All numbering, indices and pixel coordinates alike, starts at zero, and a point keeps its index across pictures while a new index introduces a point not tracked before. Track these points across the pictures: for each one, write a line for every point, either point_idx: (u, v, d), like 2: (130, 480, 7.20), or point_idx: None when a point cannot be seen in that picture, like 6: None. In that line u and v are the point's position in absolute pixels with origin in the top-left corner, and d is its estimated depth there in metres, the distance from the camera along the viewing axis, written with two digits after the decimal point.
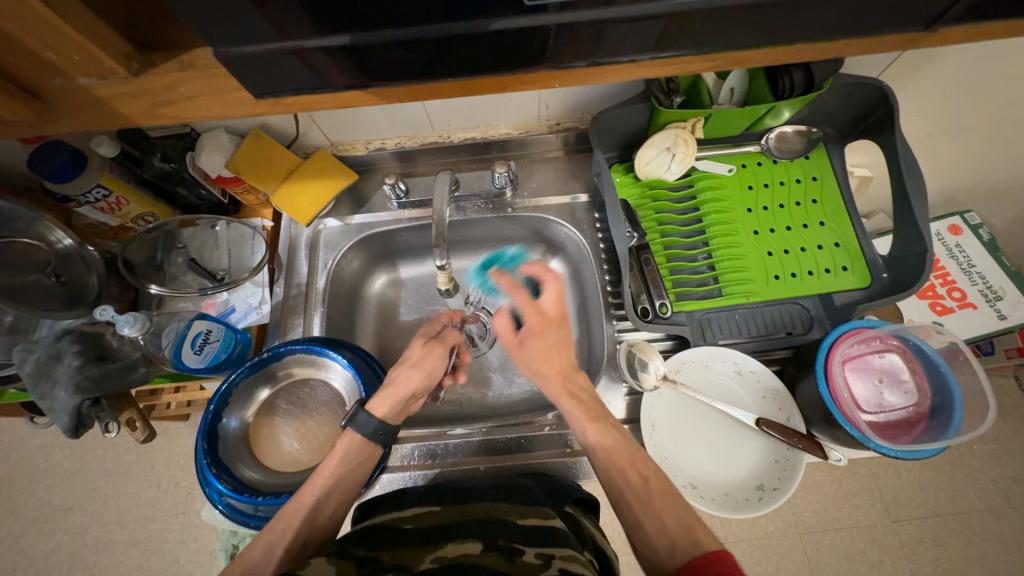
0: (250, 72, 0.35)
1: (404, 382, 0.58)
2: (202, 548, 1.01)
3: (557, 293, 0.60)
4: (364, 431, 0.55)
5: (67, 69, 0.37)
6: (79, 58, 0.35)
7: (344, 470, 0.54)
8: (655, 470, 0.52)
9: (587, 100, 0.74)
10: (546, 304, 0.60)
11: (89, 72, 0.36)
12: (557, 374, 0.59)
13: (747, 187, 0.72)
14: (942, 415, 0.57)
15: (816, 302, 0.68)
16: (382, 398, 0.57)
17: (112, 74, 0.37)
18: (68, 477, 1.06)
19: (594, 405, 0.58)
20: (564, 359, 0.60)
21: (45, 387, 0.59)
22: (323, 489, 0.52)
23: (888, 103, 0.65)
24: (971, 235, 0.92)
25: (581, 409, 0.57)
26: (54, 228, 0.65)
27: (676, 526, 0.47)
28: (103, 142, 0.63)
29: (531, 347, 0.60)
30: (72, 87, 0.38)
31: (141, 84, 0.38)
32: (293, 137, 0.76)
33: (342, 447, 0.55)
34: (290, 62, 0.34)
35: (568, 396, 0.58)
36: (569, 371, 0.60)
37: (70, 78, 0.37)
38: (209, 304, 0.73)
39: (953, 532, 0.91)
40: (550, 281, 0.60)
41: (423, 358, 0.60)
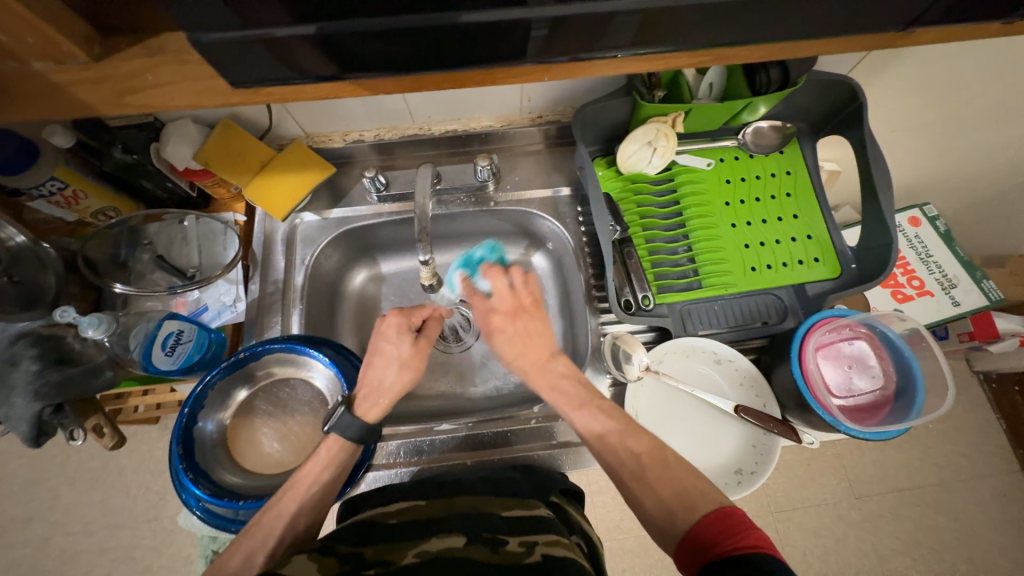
0: (222, 61, 0.33)
1: (397, 386, 0.56)
2: (177, 553, 0.98)
3: (502, 288, 0.59)
4: (348, 434, 0.54)
5: (21, 54, 0.34)
6: (34, 40, 0.33)
7: (331, 475, 0.53)
8: (650, 449, 0.51)
9: (569, 94, 0.74)
10: (496, 301, 0.59)
11: (45, 56, 0.34)
12: (532, 367, 0.58)
13: (725, 181, 0.74)
14: (906, 398, 0.61)
15: (790, 292, 0.70)
16: (373, 403, 0.56)
17: (72, 58, 0.35)
18: (27, 486, 1.00)
19: (577, 390, 0.56)
20: (534, 351, 0.58)
21: (0, 393, 0.56)
22: (307, 496, 0.51)
23: (858, 100, 0.67)
24: (929, 227, 0.97)
25: (560, 398, 0.56)
26: (4, 223, 0.60)
27: (672, 497, 0.46)
28: (56, 131, 0.59)
29: (501, 347, 0.59)
30: (20, 71, 0.35)
31: (104, 70, 0.36)
32: (266, 128, 0.73)
33: (328, 452, 0.54)
34: (262, 51, 0.33)
35: (547, 386, 0.57)
36: (541, 360, 0.58)
37: (23, 62, 0.34)
38: (179, 303, 0.70)
39: (910, 506, 0.97)
40: (494, 276, 0.59)
41: (415, 358, 0.58)
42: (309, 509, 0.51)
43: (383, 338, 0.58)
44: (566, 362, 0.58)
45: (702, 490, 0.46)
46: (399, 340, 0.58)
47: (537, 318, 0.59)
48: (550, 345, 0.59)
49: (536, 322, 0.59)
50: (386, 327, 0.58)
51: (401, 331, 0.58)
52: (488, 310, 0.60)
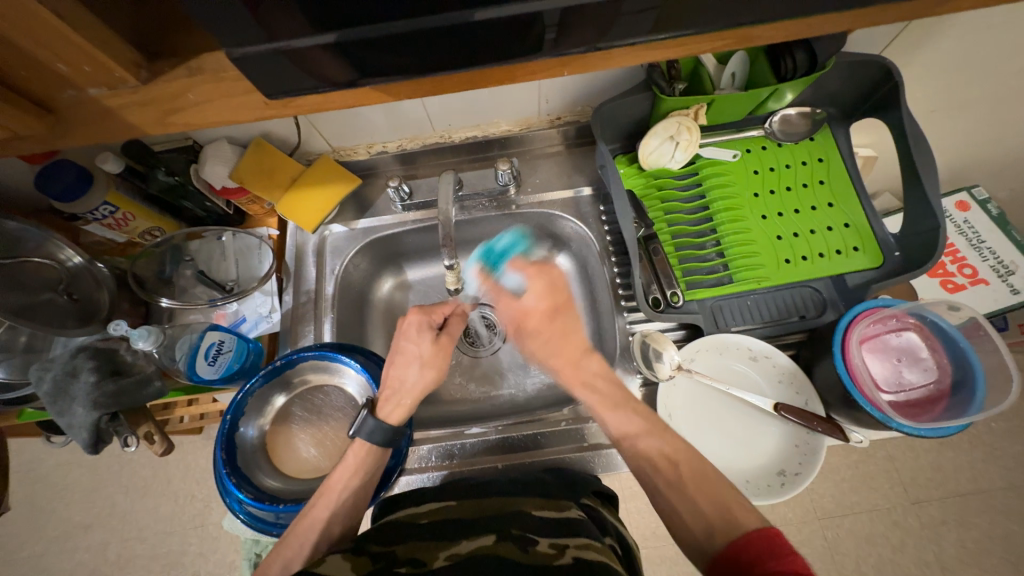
0: (255, 73, 0.35)
1: (420, 385, 0.57)
2: (222, 559, 1.02)
3: (540, 285, 0.61)
4: (373, 438, 0.55)
5: (78, 80, 0.37)
6: (88, 67, 0.36)
7: (360, 483, 0.54)
8: (681, 449, 0.50)
9: (587, 93, 0.74)
10: (532, 300, 0.61)
11: (97, 81, 0.37)
12: (567, 366, 0.59)
13: (753, 172, 0.72)
14: (963, 392, 0.57)
15: (828, 284, 0.67)
16: (394, 405, 0.57)
17: (122, 83, 0.38)
18: (87, 494, 1.07)
19: (611, 389, 0.57)
20: (569, 348, 0.59)
21: (63, 404, 0.60)
22: (339, 503, 0.52)
23: (893, 79, 0.64)
24: (979, 211, 0.91)
25: (595, 396, 0.57)
26: (63, 245, 0.65)
27: (712, 510, 0.44)
28: (108, 158, 0.63)
29: (535, 345, 0.61)
30: (82, 98, 0.38)
31: (148, 91, 0.38)
32: (295, 145, 0.77)
33: (356, 457, 0.55)
34: (290, 62, 0.34)
35: (580, 384, 0.58)
36: (576, 359, 0.59)
37: (81, 89, 0.38)
38: (219, 315, 0.74)
39: (976, 512, 0.90)
40: (531, 275, 0.61)
41: (437, 357, 0.58)
42: (343, 515, 0.52)
43: (405, 337, 0.59)
44: (599, 362, 0.59)
45: (746, 507, 0.43)
46: (420, 339, 0.58)
47: (569, 318, 0.61)
48: (584, 343, 0.60)
49: (572, 321, 0.61)
50: (408, 326, 0.59)
51: (421, 329, 0.59)
52: (523, 311, 0.62)
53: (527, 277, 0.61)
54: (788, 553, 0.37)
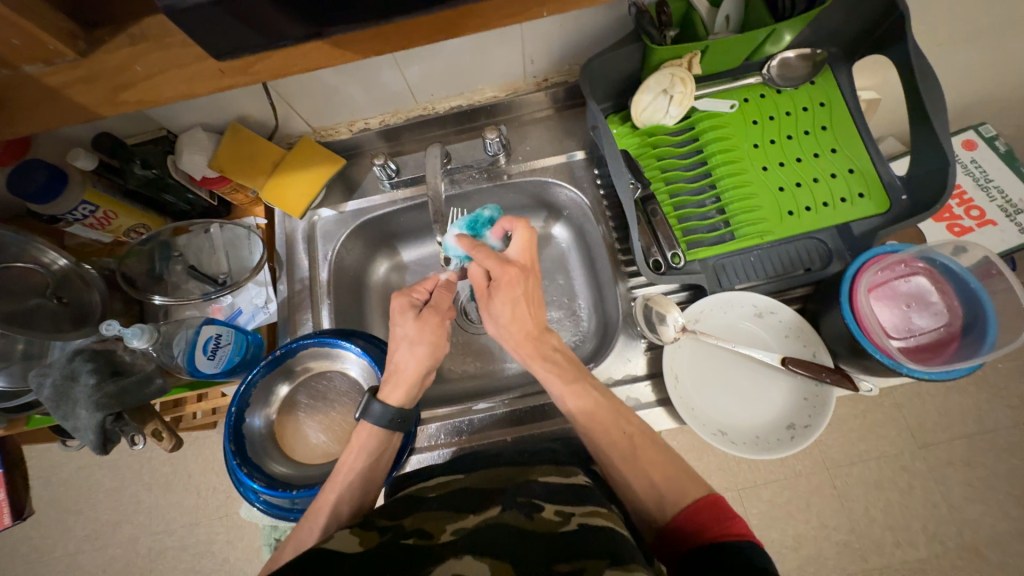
0: (201, 33, 0.32)
1: (415, 362, 0.56)
2: (249, 545, 1.04)
3: (527, 242, 0.57)
4: (380, 421, 0.55)
5: (11, 58, 0.34)
6: (19, 41, 0.33)
7: (365, 462, 0.54)
8: (644, 431, 0.51)
9: (574, 49, 0.70)
10: (514, 255, 0.56)
11: (34, 58, 0.35)
12: (525, 339, 0.55)
13: (752, 121, 0.69)
14: (975, 333, 0.55)
15: (834, 234, 0.65)
16: (395, 386, 0.56)
17: (59, 56, 0.35)
18: (111, 494, 1.09)
19: (570, 368, 0.55)
20: (534, 318, 0.56)
21: (67, 408, 0.59)
22: (346, 484, 0.53)
23: (898, 10, 0.60)
24: (986, 149, 0.88)
25: (555, 372, 0.54)
26: (45, 249, 0.63)
27: (664, 483, 0.46)
28: (79, 154, 0.61)
29: (498, 304, 0.55)
30: (18, 78, 0.36)
31: (91, 65, 0.36)
32: (274, 128, 0.74)
33: (361, 439, 0.55)
34: (239, 22, 0.32)
35: (539, 357, 0.55)
36: (535, 330, 0.55)
37: (14, 68, 0.35)
38: (215, 308, 0.73)
39: (982, 452, 0.90)
40: (521, 228, 0.57)
41: (424, 334, 0.56)
42: (349, 496, 0.52)
43: (393, 321, 0.58)
44: (558, 339, 0.58)
45: (692, 478, 0.46)
46: (405, 320, 0.57)
47: (536, 284, 0.57)
48: (542, 320, 0.57)
49: (537, 293, 0.57)
50: (393, 309, 0.58)
51: (405, 311, 0.57)
52: (504, 261, 0.55)
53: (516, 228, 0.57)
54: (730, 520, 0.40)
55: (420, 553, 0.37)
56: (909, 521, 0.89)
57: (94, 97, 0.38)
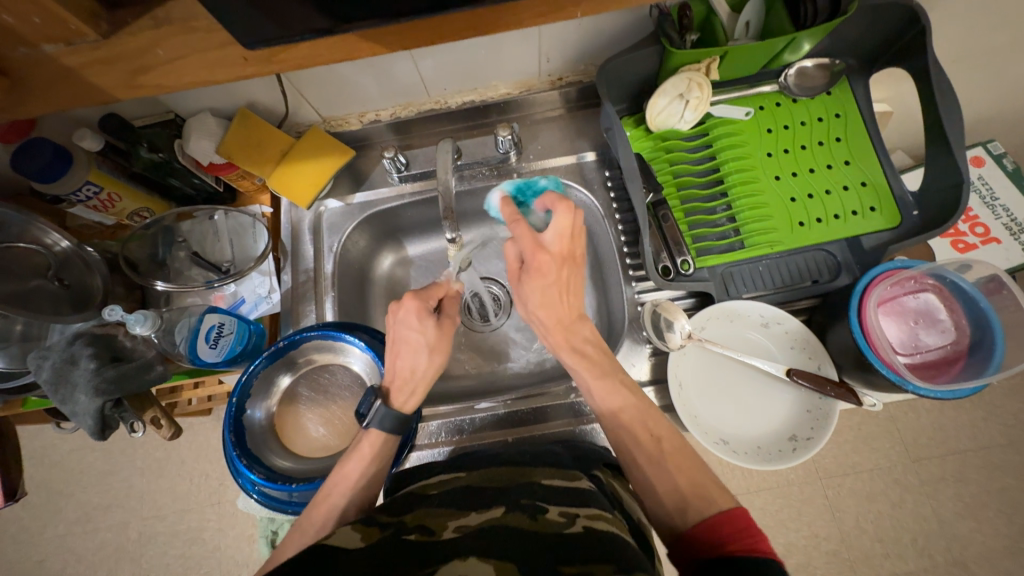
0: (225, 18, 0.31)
1: (428, 373, 0.56)
2: (241, 534, 1.04)
3: (565, 227, 0.54)
4: (386, 425, 0.54)
5: (30, 36, 0.34)
6: (39, 19, 0.32)
7: (376, 470, 0.54)
8: (674, 433, 0.51)
9: (590, 49, 0.69)
10: (550, 240, 0.55)
11: (53, 37, 0.34)
12: (557, 325, 0.56)
13: (766, 130, 0.68)
14: (981, 352, 0.56)
15: (843, 247, 0.65)
16: (409, 394, 0.56)
17: (80, 36, 0.35)
18: (103, 477, 1.08)
19: (602, 360, 0.56)
20: (566, 308, 0.56)
21: (65, 391, 0.59)
22: (354, 488, 0.52)
23: (920, 24, 0.59)
24: (994, 166, 0.88)
25: (583, 362, 0.55)
26: (48, 230, 0.63)
27: (690, 487, 0.46)
28: (86, 136, 0.60)
29: (531, 288, 0.55)
30: (35, 56, 0.35)
31: (111, 47, 0.36)
32: (283, 116, 0.73)
33: (372, 447, 0.54)
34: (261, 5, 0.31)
35: (569, 347, 0.56)
36: (569, 320, 0.56)
37: (33, 47, 0.35)
38: (217, 297, 0.72)
39: (974, 467, 0.91)
40: (561, 212, 0.54)
41: (442, 341, 0.57)
42: (357, 503, 0.52)
43: (406, 319, 0.56)
44: (591, 329, 0.58)
45: (719, 486, 0.46)
46: (422, 326, 0.56)
47: (571, 271, 0.56)
48: (577, 310, 0.57)
49: (574, 278, 0.57)
50: (405, 312, 0.56)
51: (423, 316, 0.56)
52: (537, 244, 0.54)
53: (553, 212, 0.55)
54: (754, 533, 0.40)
55: (422, 549, 0.37)
56: (898, 533, 0.89)
57: (112, 80, 0.37)
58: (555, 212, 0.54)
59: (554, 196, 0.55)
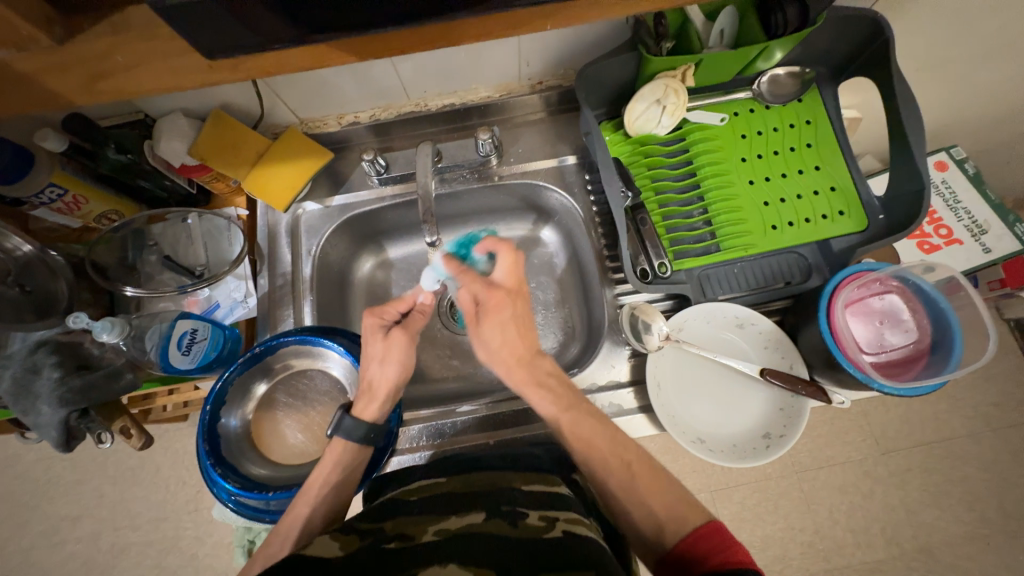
0: (190, 28, 0.31)
1: (384, 381, 0.55)
2: (219, 542, 1.02)
3: (511, 264, 0.56)
4: (351, 435, 0.54)
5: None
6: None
7: (339, 476, 0.54)
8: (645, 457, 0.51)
9: (570, 54, 0.70)
10: (500, 278, 0.56)
11: (6, 44, 0.33)
12: (519, 363, 0.55)
13: (740, 136, 0.70)
14: (941, 351, 0.58)
15: (814, 249, 0.67)
16: (369, 401, 0.56)
17: (33, 42, 0.33)
18: (72, 487, 1.04)
19: (564, 392, 0.55)
20: (525, 343, 0.55)
21: (27, 402, 0.57)
22: (318, 498, 0.52)
23: (884, 35, 0.61)
24: (957, 170, 0.92)
25: (548, 397, 0.54)
26: (8, 234, 0.60)
27: (665, 512, 0.46)
28: (48, 135, 0.58)
29: (488, 331, 0.55)
30: None
31: (69, 53, 0.35)
32: (259, 117, 0.71)
33: (334, 455, 0.54)
34: (227, 13, 0.30)
35: (534, 383, 0.55)
36: (527, 355, 0.55)
37: None
38: (190, 302, 0.70)
39: (939, 459, 0.95)
40: (503, 252, 0.56)
41: (393, 352, 0.56)
42: (322, 511, 0.52)
43: (363, 341, 0.57)
44: (551, 362, 0.57)
45: (691, 504, 0.47)
46: (375, 339, 0.56)
47: (525, 306, 0.56)
48: (534, 344, 0.56)
49: (528, 313, 0.56)
50: (362, 329, 0.57)
51: (375, 331, 0.56)
52: (489, 284, 0.55)
53: (498, 252, 0.56)
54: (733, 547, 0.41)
55: (401, 555, 0.37)
56: (868, 523, 0.93)
57: (70, 86, 0.36)
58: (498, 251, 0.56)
59: (495, 240, 0.56)
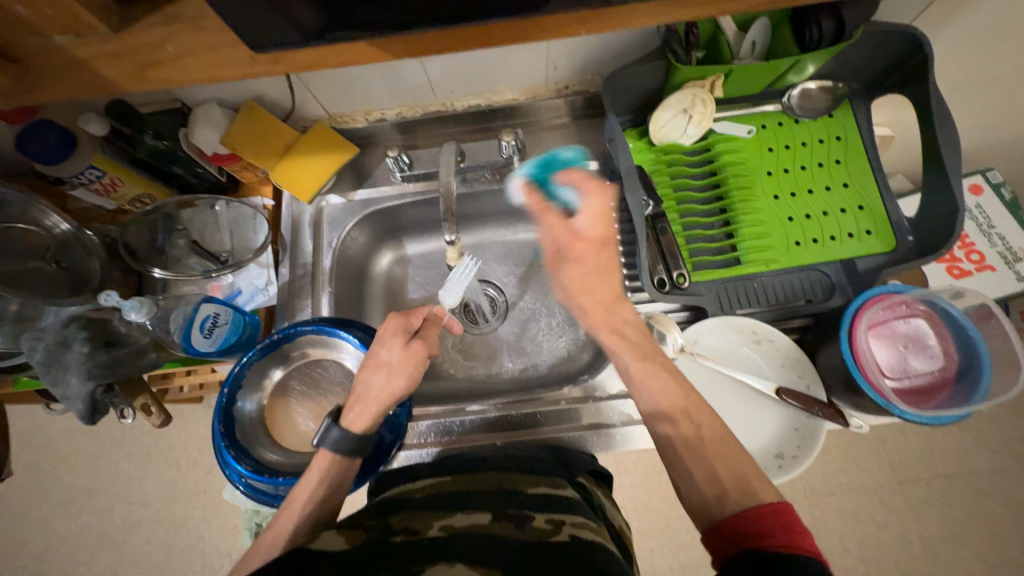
0: (236, 21, 0.33)
1: (388, 392, 0.54)
2: (226, 523, 1.04)
3: (596, 208, 0.56)
4: (339, 448, 0.53)
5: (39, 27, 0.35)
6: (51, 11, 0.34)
7: (325, 492, 0.52)
8: None
9: (597, 60, 0.70)
10: (584, 226, 0.57)
11: (65, 28, 0.36)
12: (597, 305, 0.57)
13: (767, 149, 0.69)
14: (969, 380, 0.56)
15: (838, 268, 0.66)
16: (361, 411, 0.55)
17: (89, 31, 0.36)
18: (90, 460, 1.08)
19: (642, 341, 0.54)
20: (604, 288, 0.57)
21: (57, 374, 0.59)
22: (304, 513, 0.51)
23: (922, 52, 0.60)
24: (992, 194, 0.89)
25: (624, 345, 0.54)
26: (48, 212, 0.63)
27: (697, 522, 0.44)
28: (91, 120, 0.60)
29: (569, 278, 0.58)
30: (47, 45, 0.37)
31: (123, 41, 0.37)
32: (289, 110, 0.73)
33: (320, 469, 0.52)
34: (274, 9, 0.32)
35: (607, 328, 0.56)
36: (611, 301, 0.57)
37: (46, 36, 0.37)
38: (214, 287, 0.72)
39: (960, 492, 0.92)
40: (592, 195, 0.56)
41: (406, 364, 0.55)
42: (307, 526, 0.50)
43: (381, 343, 0.57)
44: (631, 311, 0.57)
45: None
46: (393, 343, 0.56)
47: (607, 255, 0.58)
48: (619, 289, 0.57)
49: (608, 259, 0.58)
50: (384, 331, 0.57)
51: (395, 335, 0.56)
52: (566, 235, 0.58)
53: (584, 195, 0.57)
54: (797, 532, 0.37)
55: (409, 549, 0.38)
56: (881, 554, 0.90)
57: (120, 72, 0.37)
58: (584, 194, 0.57)
59: (580, 176, 0.58)
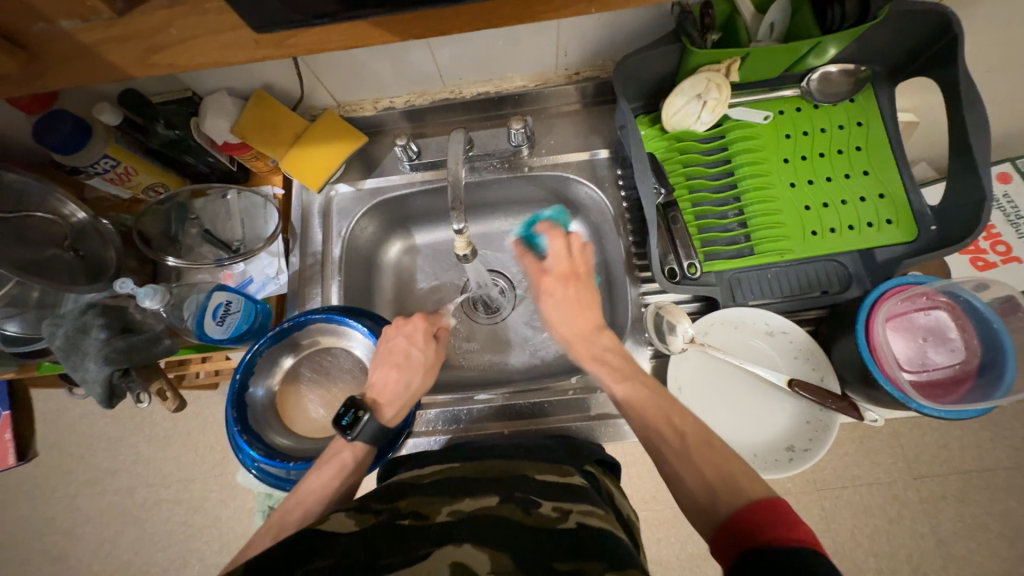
0: (240, 3, 0.32)
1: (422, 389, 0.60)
2: (241, 505, 1.06)
3: (561, 250, 0.66)
4: (374, 437, 0.55)
5: (45, 10, 0.35)
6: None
7: (355, 478, 0.53)
8: None
9: (610, 44, 0.68)
10: (551, 263, 0.67)
11: (67, 13, 0.35)
12: (577, 337, 0.62)
13: (784, 136, 0.67)
14: (991, 374, 0.54)
15: (855, 258, 0.64)
16: (397, 406, 0.58)
17: (94, 13, 0.36)
18: (113, 442, 1.12)
19: (621, 364, 0.58)
20: (581, 319, 0.63)
21: (76, 358, 0.61)
22: (332, 495, 0.51)
23: (952, 32, 0.57)
24: (1022, 183, 0.85)
25: (604, 370, 0.58)
26: (66, 201, 0.65)
27: None
28: (105, 109, 0.61)
29: (547, 308, 0.66)
30: (52, 32, 0.37)
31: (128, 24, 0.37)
32: (298, 98, 0.73)
33: (355, 457, 0.54)
34: None
35: (590, 357, 0.60)
36: (590, 332, 0.62)
37: (51, 23, 0.36)
38: (227, 275, 0.73)
39: (977, 489, 0.89)
40: (557, 239, 0.67)
41: (436, 365, 0.62)
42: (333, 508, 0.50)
43: (413, 340, 0.62)
44: (609, 339, 0.62)
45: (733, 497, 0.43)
46: (426, 346, 0.63)
47: (583, 287, 0.65)
48: (597, 319, 0.63)
49: (585, 290, 0.65)
50: (415, 329, 0.63)
51: (428, 337, 0.63)
52: (543, 271, 0.67)
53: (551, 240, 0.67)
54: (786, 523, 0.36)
55: (416, 533, 0.38)
56: (894, 549, 0.89)
57: (127, 57, 0.38)
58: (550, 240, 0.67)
59: (552, 227, 0.68)
